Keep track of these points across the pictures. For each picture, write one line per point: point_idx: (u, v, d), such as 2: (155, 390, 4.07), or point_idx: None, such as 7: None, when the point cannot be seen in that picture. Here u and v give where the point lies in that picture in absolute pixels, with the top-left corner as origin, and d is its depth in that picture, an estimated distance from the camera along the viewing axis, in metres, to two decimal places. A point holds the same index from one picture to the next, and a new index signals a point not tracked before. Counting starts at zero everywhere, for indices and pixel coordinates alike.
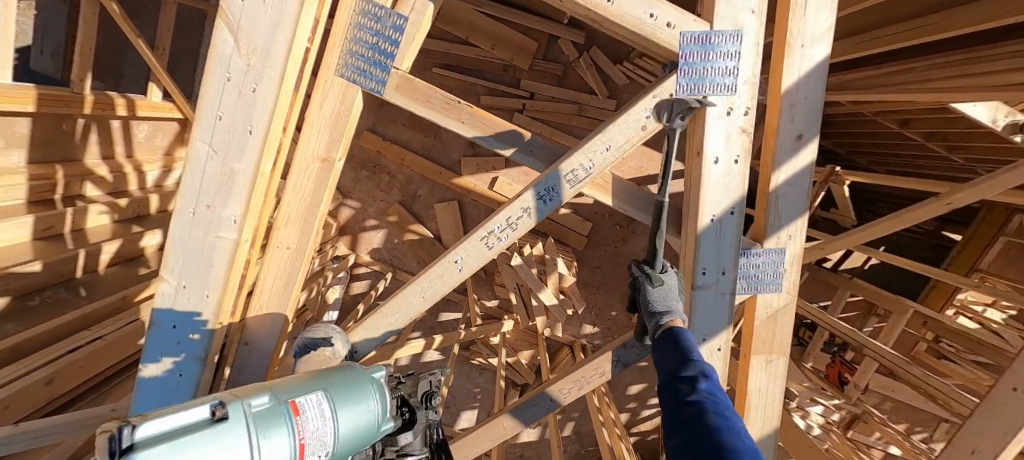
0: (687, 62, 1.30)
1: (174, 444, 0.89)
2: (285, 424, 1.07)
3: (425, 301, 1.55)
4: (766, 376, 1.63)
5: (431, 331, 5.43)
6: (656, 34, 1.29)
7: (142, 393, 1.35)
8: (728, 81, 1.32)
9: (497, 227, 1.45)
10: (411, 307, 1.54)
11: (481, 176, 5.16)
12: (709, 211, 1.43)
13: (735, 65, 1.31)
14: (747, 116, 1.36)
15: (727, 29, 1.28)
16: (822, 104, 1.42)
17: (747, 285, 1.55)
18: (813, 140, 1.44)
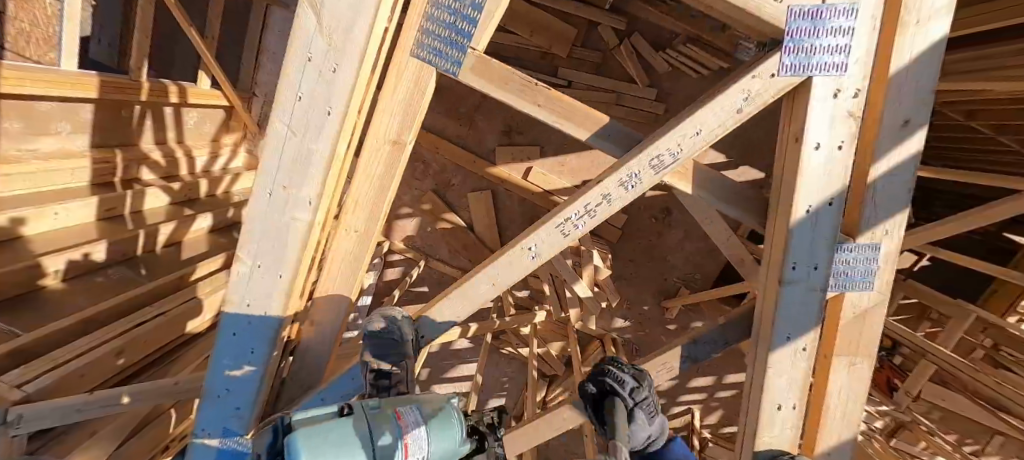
0: (793, 39, 1.22)
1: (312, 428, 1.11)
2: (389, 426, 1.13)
3: (495, 286, 1.56)
4: (848, 379, 1.54)
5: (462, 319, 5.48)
6: (763, 7, 1.21)
7: (221, 354, 1.42)
8: (835, 60, 1.23)
9: (574, 213, 1.42)
10: (481, 291, 1.57)
11: (516, 165, 5.11)
12: (804, 202, 1.34)
13: (843, 43, 1.22)
14: (855, 99, 1.27)
15: (840, 3, 1.19)
16: (931, 88, 1.31)
17: (837, 283, 1.46)
18: (920, 126, 1.33)
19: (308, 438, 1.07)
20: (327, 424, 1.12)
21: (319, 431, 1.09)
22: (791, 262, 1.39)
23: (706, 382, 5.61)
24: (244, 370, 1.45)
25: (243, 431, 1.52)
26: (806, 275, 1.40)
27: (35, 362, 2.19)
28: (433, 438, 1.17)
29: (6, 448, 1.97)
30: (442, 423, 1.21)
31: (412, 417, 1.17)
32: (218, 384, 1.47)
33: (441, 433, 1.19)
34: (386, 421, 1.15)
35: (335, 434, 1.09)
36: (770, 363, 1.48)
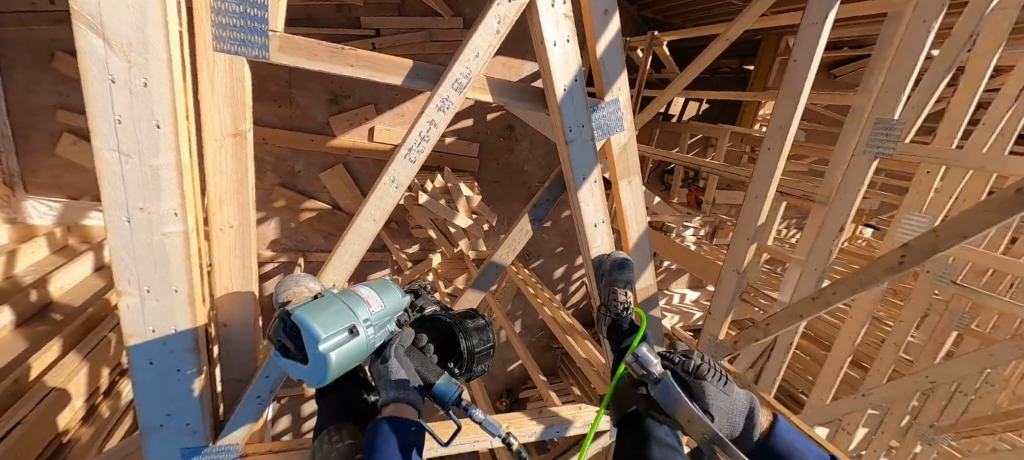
0: None
1: (300, 307, 1.37)
2: (353, 295, 1.50)
3: (376, 221, 1.79)
4: (632, 194, 2.00)
5: None
6: None
7: (146, 387, 1.52)
8: None
9: (412, 143, 1.72)
10: (367, 231, 1.79)
11: (356, 130, 5.05)
12: (559, 83, 1.77)
13: None
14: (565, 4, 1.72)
15: None
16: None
17: (602, 131, 1.87)
18: (615, 11, 1.83)
19: (304, 311, 1.33)
20: (318, 305, 1.39)
21: (308, 306, 1.37)
22: (568, 126, 1.82)
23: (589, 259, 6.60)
24: (174, 390, 1.55)
25: (203, 441, 1.67)
26: (578, 131, 1.85)
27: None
28: (383, 294, 1.60)
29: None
30: (384, 287, 1.64)
31: (365, 289, 1.56)
32: (155, 414, 1.57)
33: (387, 291, 1.62)
34: (351, 294, 1.49)
35: (320, 305, 1.38)
36: (579, 202, 1.87)
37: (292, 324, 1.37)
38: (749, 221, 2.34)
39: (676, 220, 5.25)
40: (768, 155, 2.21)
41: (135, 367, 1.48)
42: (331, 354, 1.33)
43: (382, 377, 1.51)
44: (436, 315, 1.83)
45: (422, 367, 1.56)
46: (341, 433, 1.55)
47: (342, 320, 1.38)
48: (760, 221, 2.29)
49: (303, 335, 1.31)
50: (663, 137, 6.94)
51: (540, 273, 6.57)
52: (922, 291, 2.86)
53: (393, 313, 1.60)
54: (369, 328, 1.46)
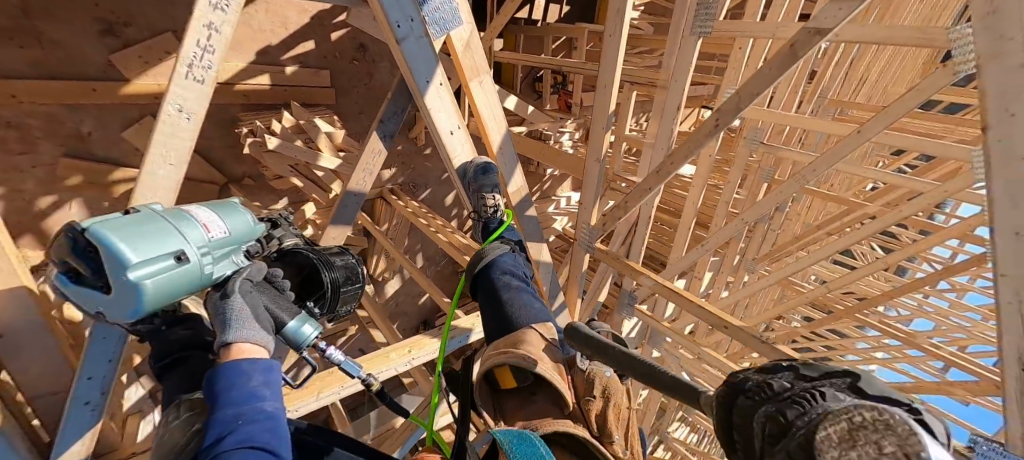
0: None
1: (107, 222, 1.16)
2: (184, 217, 1.32)
3: (175, 164, 1.49)
4: (486, 96, 1.84)
5: None
6: None
7: None
8: None
9: (192, 55, 1.41)
10: (166, 178, 1.48)
11: (158, 71, 4.05)
12: None
13: None
14: None
15: None
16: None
17: (439, 28, 1.57)
18: None
19: (109, 228, 1.13)
20: (130, 223, 1.19)
21: (117, 223, 1.16)
22: (394, 24, 1.48)
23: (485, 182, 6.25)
24: None
25: None
26: (406, 29, 1.51)
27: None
28: (225, 220, 1.44)
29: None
30: (227, 212, 1.48)
31: (202, 212, 1.39)
32: None
33: (229, 217, 1.47)
34: (181, 216, 1.32)
35: (135, 223, 1.19)
36: (429, 108, 1.67)
37: (85, 243, 1.15)
38: (603, 110, 2.45)
39: (551, 126, 5.35)
40: (610, 42, 2.26)
41: None
42: (143, 281, 1.14)
43: (219, 314, 1.33)
44: (296, 249, 1.75)
45: (274, 305, 1.45)
46: (180, 407, 1.32)
47: (162, 244, 1.20)
48: (609, 107, 2.41)
49: (106, 256, 1.11)
50: (527, 43, 6.79)
51: (430, 202, 6.38)
52: (743, 153, 3.36)
53: (235, 243, 1.46)
54: (201, 256, 1.30)
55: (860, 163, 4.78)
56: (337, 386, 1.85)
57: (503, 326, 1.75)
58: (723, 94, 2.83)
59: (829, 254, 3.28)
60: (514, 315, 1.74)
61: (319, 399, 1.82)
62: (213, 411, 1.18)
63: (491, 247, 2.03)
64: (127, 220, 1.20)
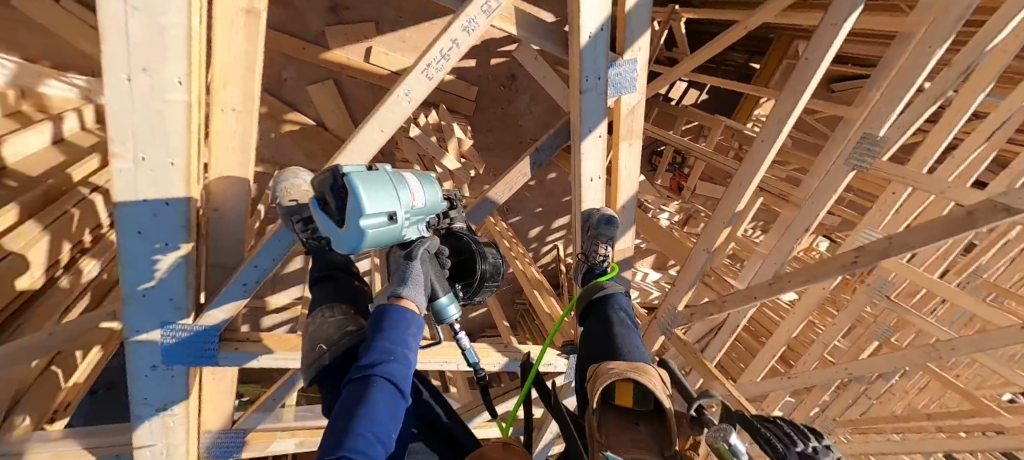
0: None
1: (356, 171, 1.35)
2: (403, 181, 1.50)
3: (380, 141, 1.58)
4: (629, 157, 2.01)
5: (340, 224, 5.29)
6: None
7: (130, 257, 1.43)
8: None
9: (432, 57, 1.53)
10: (362, 153, 1.58)
11: (352, 48, 4.80)
12: (585, 35, 1.56)
13: None
14: None
15: None
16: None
17: (615, 91, 1.78)
18: None
19: (358, 178, 1.32)
20: (371, 177, 1.38)
21: (363, 175, 1.35)
22: (584, 79, 1.68)
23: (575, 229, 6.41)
24: (159, 262, 1.48)
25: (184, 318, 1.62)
26: (592, 85, 1.71)
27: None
28: (428, 192, 1.61)
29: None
30: (431, 186, 1.66)
31: (415, 180, 1.56)
32: (140, 281, 1.50)
33: (431, 190, 1.64)
34: (402, 180, 1.49)
35: (375, 178, 1.37)
36: (581, 153, 1.88)
37: (341, 184, 1.35)
38: (729, 206, 2.49)
39: (657, 200, 5.41)
40: (762, 146, 2.31)
41: (121, 236, 1.38)
42: (367, 230, 1.30)
43: (400, 270, 1.55)
44: (462, 234, 1.93)
45: (436, 278, 1.68)
46: (336, 309, 1.65)
47: (387, 202, 1.36)
48: (737, 207, 2.46)
49: (350, 201, 1.29)
50: (660, 119, 7.00)
51: (517, 230, 6.64)
52: (862, 299, 3.12)
53: (428, 214, 1.63)
54: (406, 220, 1.46)
55: (1000, 361, 4.12)
56: None
57: (608, 355, 1.73)
58: (858, 232, 2.73)
59: (932, 446, 2.87)
60: (623, 350, 1.72)
61: None
62: (374, 338, 1.44)
63: (612, 280, 2.11)
64: (368, 173, 1.39)
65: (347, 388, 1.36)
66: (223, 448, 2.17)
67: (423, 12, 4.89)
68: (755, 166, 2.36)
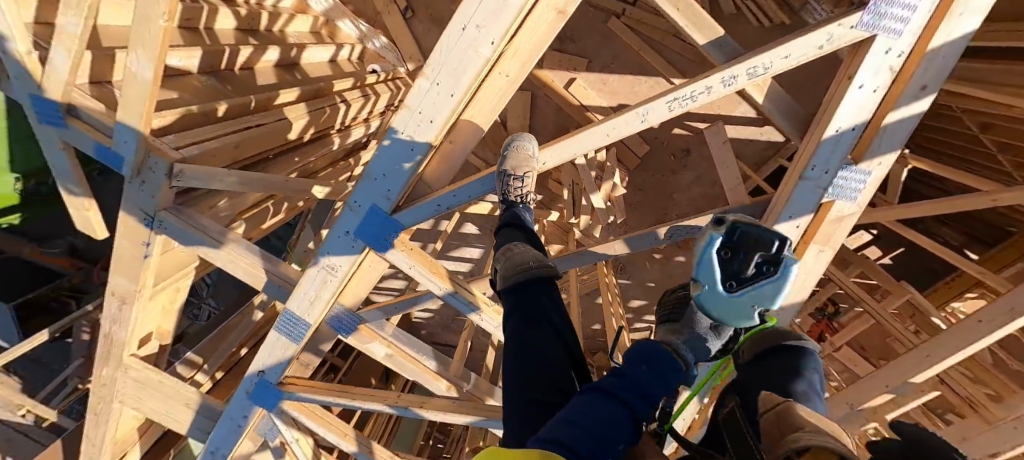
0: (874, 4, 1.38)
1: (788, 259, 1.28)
2: None
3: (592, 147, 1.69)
4: (812, 261, 1.92)
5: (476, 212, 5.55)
6: None
7: (388, 147, 1.81)
8: (898, 26, 1.40)
9: (680, 95, 1.57)
10: (570, 151, 1.73)
11: (560, 73, 5.25)
12: (835, 125, 1.54)
13: (909, 15, 1.39)
14: (900, 58, 1.46)
15: None
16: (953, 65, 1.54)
17: (832, 193, 1.74)
18: (932, 93, 1.59)
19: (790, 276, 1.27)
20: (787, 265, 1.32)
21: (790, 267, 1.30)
22: (810, 167, 1.63)
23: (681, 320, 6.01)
24: (400, 160, 1.83)
25: (388, 209, 1.94)
26: (815, 177, 1.66)
27: (183, 128, 2.41)
28: None
29: (165, 195, 2.25)
30: None
31: None
32: (379, 168, 1.86)
33: None
34: None
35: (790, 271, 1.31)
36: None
37: (769, 260, 1.28)
38: (903, 372, 2.26)
39: None
40: (978, 327, 2.01)
41: (392, 131, 1.77)
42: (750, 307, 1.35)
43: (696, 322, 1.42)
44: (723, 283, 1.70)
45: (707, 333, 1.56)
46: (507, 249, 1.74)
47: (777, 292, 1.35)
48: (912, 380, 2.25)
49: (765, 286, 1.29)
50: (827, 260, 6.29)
51: None
52: None
53: None
54: None
55: None
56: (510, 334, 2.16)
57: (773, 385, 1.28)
58: None
59: None
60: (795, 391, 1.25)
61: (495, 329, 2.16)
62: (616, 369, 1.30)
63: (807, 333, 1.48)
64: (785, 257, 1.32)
65: (578, 394, 1.23)
66: (340, 326, 2.39)
67: (637, 66, 5.14)
68: (956, 346, 2.09)
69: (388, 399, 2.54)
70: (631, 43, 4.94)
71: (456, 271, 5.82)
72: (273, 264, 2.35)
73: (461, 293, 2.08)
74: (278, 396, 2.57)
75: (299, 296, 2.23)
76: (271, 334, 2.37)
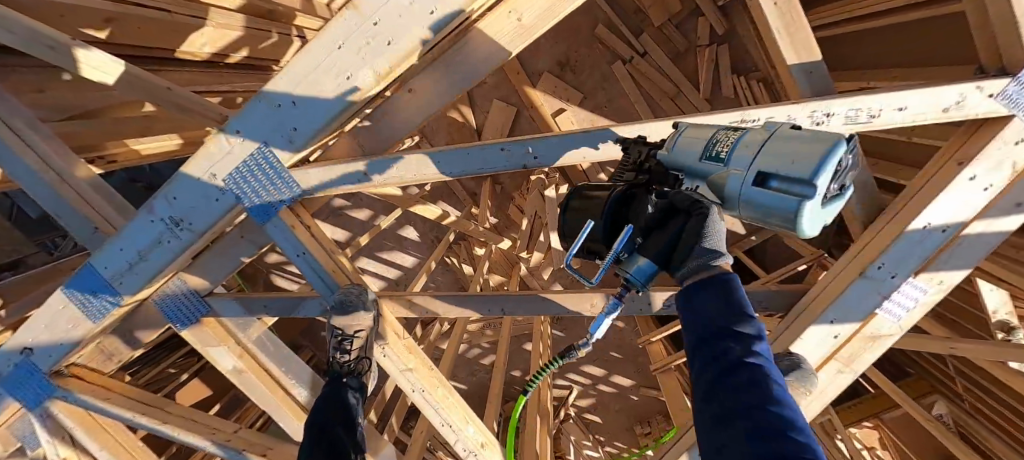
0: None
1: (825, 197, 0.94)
2: None
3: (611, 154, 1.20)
4: (824, 387, 1.39)
5: (419, 217, 4.76)
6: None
7: (309, 61, 1.17)
8: None
9: (753, 119, 1.11)
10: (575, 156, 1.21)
11: (552, 99, 4.63)
12: (926, 216, 1.15)
13: None
14: None
15: None
16: None
17: (875, 303, 1.25)
18: None
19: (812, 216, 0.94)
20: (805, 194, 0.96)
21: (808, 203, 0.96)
22: (878, 261, 1.21)
23: (607, 389, 5.44)
24: (323, 89, 1.20)
25: (287, 159, 1.29)
26: (877, 277, 1.24)
27: None
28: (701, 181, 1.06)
29: None
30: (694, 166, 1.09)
31: None
32: (288, 90, 1.21)
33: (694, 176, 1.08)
34: None
35: None
36: (796, 338, 1.32)
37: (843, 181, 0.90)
38: None
39: None
40: None
41: (321, 40, 1.15)
42: (801, 227, 0.88)
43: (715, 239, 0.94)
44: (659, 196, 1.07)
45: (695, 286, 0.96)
46: None
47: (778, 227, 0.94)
48: None
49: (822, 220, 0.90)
50: None
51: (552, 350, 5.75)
52: None
53: (691, 174, 1.03)
54: (738, 205, 0.95)
55: None
56: (416, 386, 1.47)
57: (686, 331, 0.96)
58: None
59: None
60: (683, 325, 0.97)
61: (398, 375, 1.47)
62: None
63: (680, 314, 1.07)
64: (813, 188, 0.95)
65: None
66: (175, 312, 1.67)
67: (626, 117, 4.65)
68: None
69: (216, 434, 1.73)
70: (633, 90, 4.54)
71: (381, 274, 5.01)
72: (91, 186, 1.71)
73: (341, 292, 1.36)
74: (46, 393, 1.75)
75: (114, 249, 1.49)
76: (55, 296, 1.60)
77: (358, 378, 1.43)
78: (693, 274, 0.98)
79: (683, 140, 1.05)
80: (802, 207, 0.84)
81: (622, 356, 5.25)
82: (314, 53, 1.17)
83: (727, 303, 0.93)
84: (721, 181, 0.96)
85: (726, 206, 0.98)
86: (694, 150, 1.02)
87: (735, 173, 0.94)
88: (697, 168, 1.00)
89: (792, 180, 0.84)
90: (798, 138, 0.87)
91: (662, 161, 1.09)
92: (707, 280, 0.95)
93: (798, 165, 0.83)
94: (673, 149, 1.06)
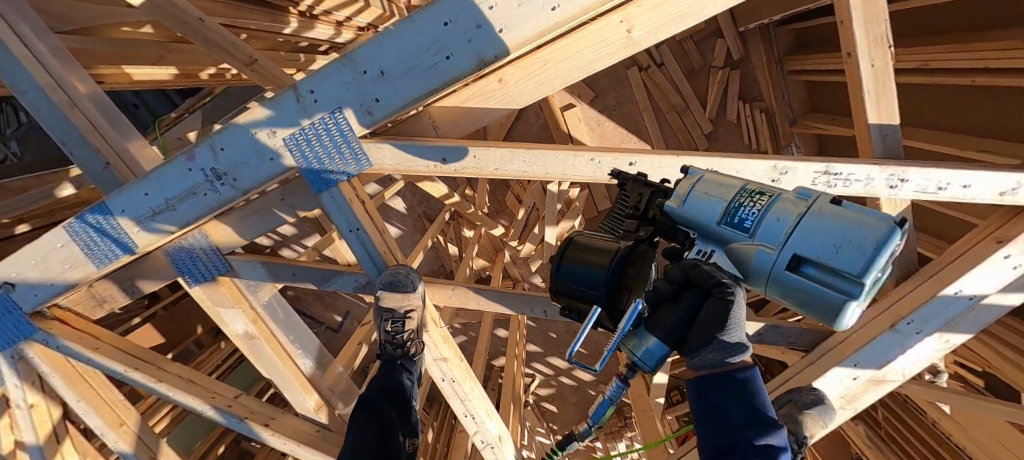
0: None
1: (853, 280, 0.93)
2: None
3: None
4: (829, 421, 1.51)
5: (411, 189, 4.64)
6: None
7: (406, 33, 1.09)
8: None
9: (838, 172, 1.15)
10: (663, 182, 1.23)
11: (563, 94, 4.58)
12: (959, 283, 1.26)
13: None
14: None
15: None
16: None
17: (897, 355, 1.36)
18: None
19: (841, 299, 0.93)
20: None
21: None
22: (908, 317, 1.32)
23: (568, 381, 5.61)
24: (415, 64, 1.12)
25: (358, 129, 1.22)
26: (903, 331, 1.34)
27: None
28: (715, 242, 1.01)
29: None
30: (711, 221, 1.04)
31: None
32: (376, 58, 1.13)
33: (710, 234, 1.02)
34: None
35: None
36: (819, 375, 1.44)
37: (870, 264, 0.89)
38: None
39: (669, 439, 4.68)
40: None
41: (425, 13, 1.06)
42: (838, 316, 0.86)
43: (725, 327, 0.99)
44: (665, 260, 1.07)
45: (714, 385, 1.04)
46: None
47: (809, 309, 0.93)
48: None
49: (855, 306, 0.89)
50: None
51: None
52: None
53: (706, 231, 0.98)
54: (769, 288, 0.92)
55: None
56: (450, 376, 1.46)
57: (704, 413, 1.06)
58: None
59: None
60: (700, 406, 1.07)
61: (432, 364, 1.45)
62: None
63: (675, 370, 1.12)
64: None
65: None
66: (188, 266, 1.55)
67: (632, 123, 4.68)
68: None
69: (215, 398, 1.64)
70: (643, 99, 4.59)
71: None
72: (91, 102, 1.53)
73: (393, 274, 1.34)
74: (23, 334, 1.59)
75: (136, 192, 1.36)
76: (54, 233, 1.45)
77: (412, 362, 1.47)
78: (711, 360, 1.03)
79: (703, 197, 0.98)
80: (842, 300, 0.82)
81: (587, 352, 5.43)
82: (412, 25, 1.09)
83: (746, 400, 1.02)
84: (745, 255, 0.92)
85: (747, 280, 0.96)
86: (714, 211, 0.96)
87: (765, 249, 0.89)
88: (720, 235, 0.95)
89: (835, 273, 0.82)
90: (834, 220, 0.82)
91: (668, 210, 1.03)
92: (727, 375, 1.03)
93: (843, 258, 0.80)
94: (692, 206, 0.99)
